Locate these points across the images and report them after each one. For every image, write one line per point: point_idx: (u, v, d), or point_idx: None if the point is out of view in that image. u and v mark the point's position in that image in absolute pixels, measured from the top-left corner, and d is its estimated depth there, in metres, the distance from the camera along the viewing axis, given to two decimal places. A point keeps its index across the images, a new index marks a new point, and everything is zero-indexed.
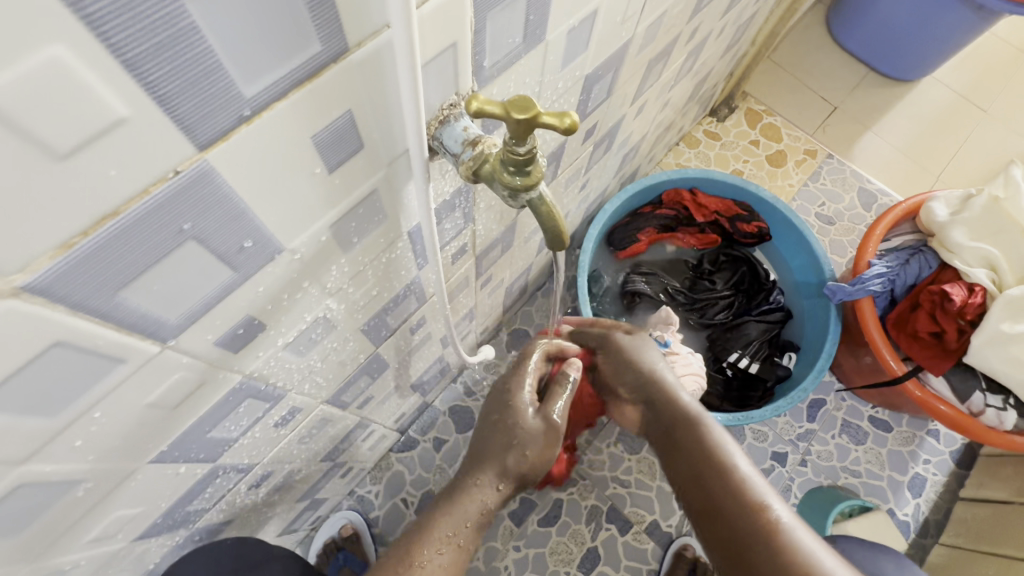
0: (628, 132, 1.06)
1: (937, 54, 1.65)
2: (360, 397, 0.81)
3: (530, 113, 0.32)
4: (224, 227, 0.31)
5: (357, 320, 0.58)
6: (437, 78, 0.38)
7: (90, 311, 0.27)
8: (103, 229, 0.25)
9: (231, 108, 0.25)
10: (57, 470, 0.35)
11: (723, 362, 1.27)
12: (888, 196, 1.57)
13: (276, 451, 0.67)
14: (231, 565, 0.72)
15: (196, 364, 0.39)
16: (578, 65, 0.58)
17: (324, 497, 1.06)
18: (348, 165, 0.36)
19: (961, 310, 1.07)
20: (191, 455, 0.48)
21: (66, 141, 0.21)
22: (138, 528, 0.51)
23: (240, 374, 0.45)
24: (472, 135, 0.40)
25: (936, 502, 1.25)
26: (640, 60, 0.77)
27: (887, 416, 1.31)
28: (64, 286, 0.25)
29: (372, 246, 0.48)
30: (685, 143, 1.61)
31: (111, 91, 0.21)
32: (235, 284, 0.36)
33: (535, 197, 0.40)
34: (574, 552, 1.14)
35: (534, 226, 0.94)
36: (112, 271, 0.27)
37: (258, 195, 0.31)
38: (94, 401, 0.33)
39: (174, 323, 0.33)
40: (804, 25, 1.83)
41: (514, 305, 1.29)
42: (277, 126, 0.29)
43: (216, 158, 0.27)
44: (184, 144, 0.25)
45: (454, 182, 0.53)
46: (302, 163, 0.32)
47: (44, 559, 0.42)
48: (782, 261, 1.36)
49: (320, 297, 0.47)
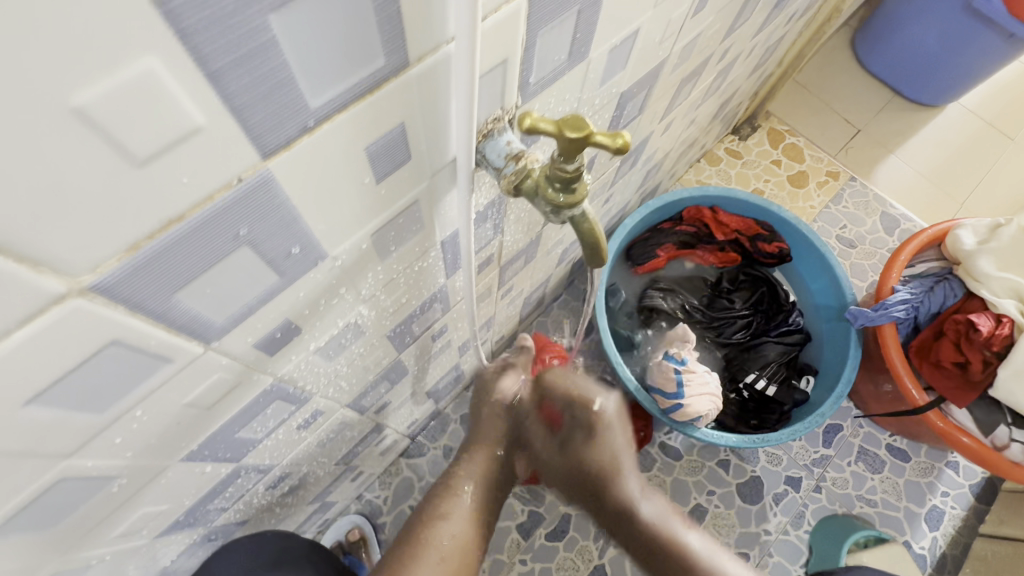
0: (653, 148, 1.06)
1: (964, 80, 1.63)
2: (379, 402, 0.81)
3: (583, 132, 0.32)
4: (276, 234, 0.31)
5: (385, 325, 0.58)
6: (487, 92, 0.38)
7: (148, 311, 0.28)
8: (169, 233, 0.25)
9: (296, 118, 0.26)
10: (97, 466, 0.35)
11: (739, 382, 1.25)
12: (911, 221, 1.55)
13: (295, 453, 0.67)
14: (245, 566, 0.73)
15: (234, 366, 0.39)
16: (615, 82, 0.58)
17: (334, 500, 1.06)
18: (395, 175, 0.37)
19: (988, 341, 1.04)
20: (218, 454, 0.48)
21: (145, 148, 0.21)
22: (161, 524, 0.51)
23: (272, 377, 0.45)
24: (515, 150, 0.40)
25: (954, 537, 1.22)
26: (673, 78, 0.78)
27: (906, 446, 1.28)
28: (128, 286, 0.26)
29: (408, 254, 0.48)
30: (707, 161, 1.61)
31: (193, 103, 0.21)
32: (279, 289, 0.36)
33: (578, 214, 0.39)
34: (581, 569, 1.13)
35: (557, 238, 0.95)
36: (171, 273, 0.27)
37: (314, 200, 0.32)
38: (137, 400, 0.33)
39: (220, 325, 0.34)
40: (828, 48, 1.83)
41: (531, 315, 1.29)
42: (338, 135, 0.29)
43: (277, 166, 0.27)
44: (251, 153, 0.25)
45: (489, 193, 0.53)
46: (355, 170, 0.33)
47: (74, 552, 0.42)
48: (801, 283, 1.35)
49: (353, 303, 0.47)
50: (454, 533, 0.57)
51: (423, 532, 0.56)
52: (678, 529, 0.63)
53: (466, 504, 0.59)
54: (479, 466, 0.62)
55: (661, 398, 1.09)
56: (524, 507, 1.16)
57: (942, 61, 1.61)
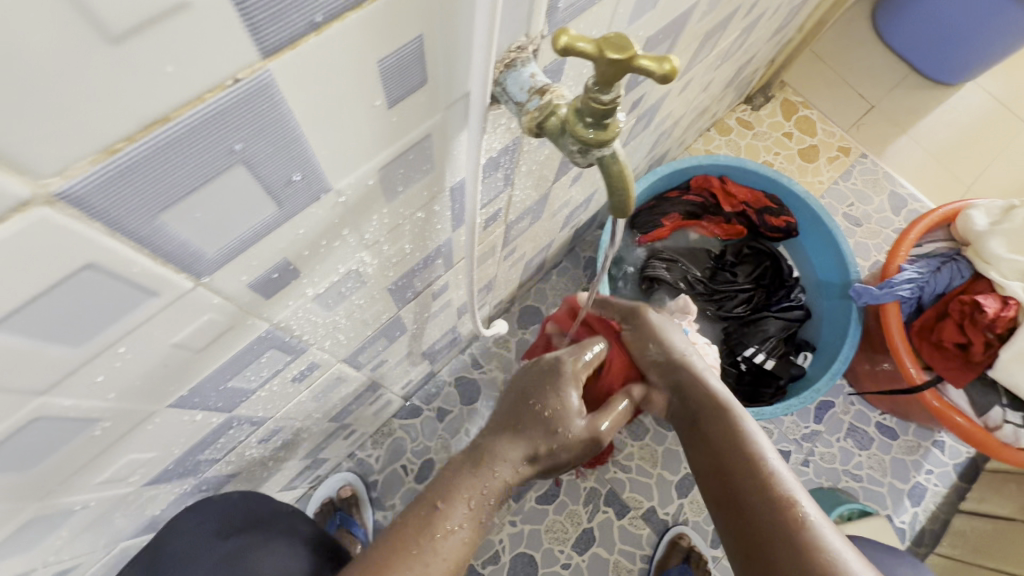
0: (668, 109, 1.02)
1: (985, 57, 1.58)
2: (375, 359, 0.79)
3: (627, 54, 0.28)
4: (274, 157, 0.28)
5: (387, 277, 0.55)
6: (513, 13, 0.34)
7: (129, 233, 0.25)
8: (152, 136, 0.22)
9: (303, 10, 0.22)
10: (77, 406, 0.33)
11: (737, 355, 1.24)
12: (918, 201, 1.52)
13: (288, 407, 0.65)
14: (217, 528, 0.67)
15: (227, 307, 0.36)
16: (643, 24, 0.54)
17: (326, 457, 1.05)
18: (409, 101, 0.33)
19: (992, 323, 1.03)
20: (209, 403, 0.46)
21: (122, 20, 0.18)
22: (150, 473, 0.49)
23: (267, 323, 0.43)
24: (540, 83, 0.37)
25: (934, 512, 1.24)
26: (697, 30, 0.73)
27: (894, 424, 1.29)
28: (103, 199, 0.22)
29: (415, 198, 0.45)
30: (717, 130, 1.56)
31: None
32: (277, 223, 0.33)
33: (607, 154, 0.36)
34: (570, 532, 1.14)
35: (564, 199, 0.91)
36: (154, 190, 0.24)
37: (317, 119, 0.28)
38: (120, 335, 0.30)
39: (212, 258, 0.31)
40: (848, 18, 1.76)
41: (531, 281, 1.26)
42: (349, 39, 0.25)
43: (279, 70, 0.24)
44: (248, 46, 0.22)
45: (503, 138, 0.49)
46: (365, 89, 0.29)
47: (56, 497, 0.40)
48: (805, 259, 1.33)
49: (355, 249, 0.44)
50: (463, 541, 0.48)
51: (414, 554, 0.46)
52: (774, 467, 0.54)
53: (484, 512, 0.50)
54: (498, 479, 0.51)
55: None
56: (516, 471, 1.17)
57: (966, 36, 1.55)
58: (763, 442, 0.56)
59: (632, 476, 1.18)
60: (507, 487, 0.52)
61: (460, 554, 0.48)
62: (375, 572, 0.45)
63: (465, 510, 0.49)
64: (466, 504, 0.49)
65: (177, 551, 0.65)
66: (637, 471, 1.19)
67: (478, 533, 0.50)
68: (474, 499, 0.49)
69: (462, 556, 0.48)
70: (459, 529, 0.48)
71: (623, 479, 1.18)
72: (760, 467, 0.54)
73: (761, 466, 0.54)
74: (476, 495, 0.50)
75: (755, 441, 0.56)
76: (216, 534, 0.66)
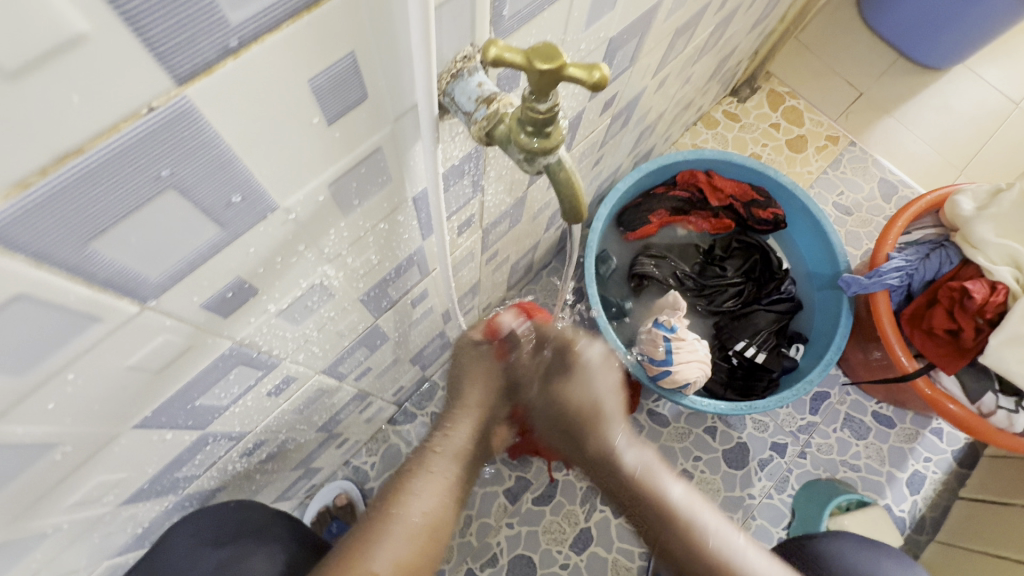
0: (646, 106, 1.01)
1: (972, 40, 1.57)
2: (359, 368, 0.79)
3: (557, 63, 0.28)
4: (208, 178, 0.28)
5: (357, 288, 0.55)
6: (452, 23, 0.34)
7: (58, 263, 0.25)
8: (67, 169, 0.22)
9: (214, 36, 0.22)
10: (31, 433, 0.33)
11: (729, 350, 1.24)
12: (909, 187, 1.52)
13: (270, 420, 0.65)
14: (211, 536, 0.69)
15: (181, 328, 0.36)
16: (603, 25, 0.54)
17: (320, 466, 1.05)
18: (351, 116, 0.33)
19: (981, 308, 1.03)
20: (178, 422, 0.46)
21: (14, 58, 0.18)
22: (125, 492, 0.50)
23: (231, 341, 0.43)
24: (487, 92, 0.36)
25: (934, 499, 1.24)
26: (667, 28, 0.72)
27: (891, 412, 1.28)
28: (22, 231, 0.22)
29: (375, 210, 0.45)
30: (703, 124, 1.55)
31: (71, 4, 0.18)
32: (223, 243, 0.33)
33: (554, 162, 0.36)
34: (567, 532, 1.14)
35: (544, 201, 0.91)
36: (79, 218, 0.24)
37: (250, 140, 0.28)
38: (65, 362, 0.30)
39: (155, 282, 0.31)
40: (832, 7, 1.75)
41: (520, 283, 1.26)
42: (272, 62, 0.25)
43: (198, 96, 0.24)
44: (158, 75, 0.22)
45: (464, 146, 0.49)
46: (299, 108, 0.29)
47: (27, 521, 0.41)
48: (795, 250, 1.32)
49: (316, 263, 0.44)
50: (425, 510, 0.55)
51: (391, 512, 0.54)
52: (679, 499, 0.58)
53: (442, 480, 0.56)
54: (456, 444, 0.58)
55: (649, 365, 1.08)
56: (512, 472, 1.17)
57: (951, 19, 1.54)
58: (666, 476, 0.59)
59: None
60: (465, 448, 0.59)
61: (433, 508, 0.55)
62: (356, 543, 0.53)
63: (425, 479, 0.56)
64: (421, 475, 0.56)
65: (170, 565, 0.67)
66: None
67: (448, 489, 0.56)
68: (430, 470, 0.56)
69: (433, 512, 0.55)
70: (419, 498, 0.55)
71: None
72: (672, 509, 0.57)
73: (673, 508, 0.57)
74: (434, 465, 0.56)
75: (657, 479, 0.58)
76: (210, 542, 0.69)
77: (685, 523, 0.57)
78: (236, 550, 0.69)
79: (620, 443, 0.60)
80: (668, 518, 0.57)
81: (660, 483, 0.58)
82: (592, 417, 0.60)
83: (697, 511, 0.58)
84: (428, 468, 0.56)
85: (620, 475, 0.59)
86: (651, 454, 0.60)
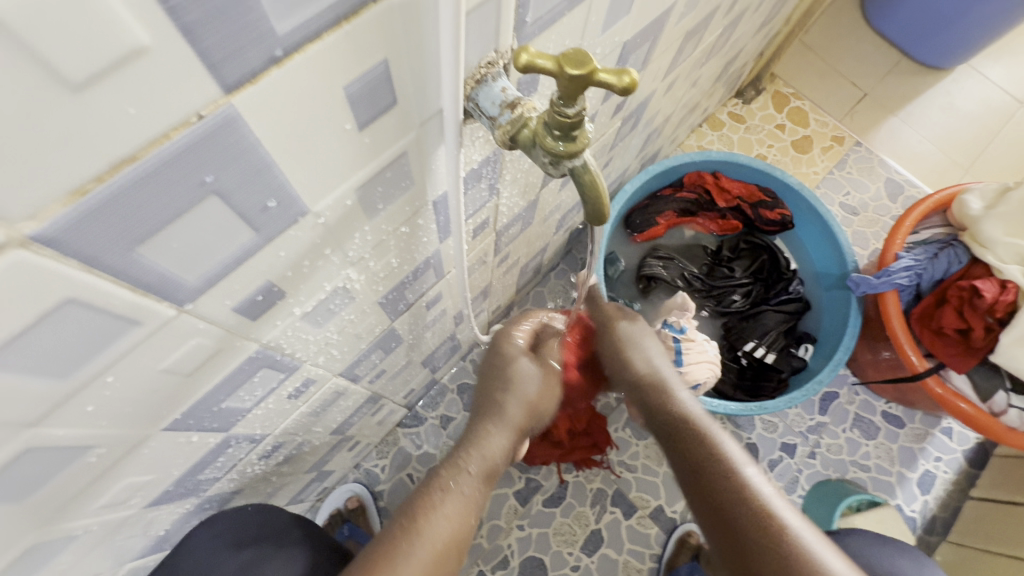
0: (655, 109, 1.02)
1: (976, 40, 1.57)
2: (374, 371, 0.79)
3: (587, 69, 0.29)
4: (247, 184, 0.29)
5: (376, 291, 0.56)
6: (479, 30, 0.35)
7: (105, 268, 0.25)
8: (120, 176, 0.22)
9: (261, 45, 0.23)
10: (69, 435, 0.34)
11: (738, 350, 1.24)
12: (915, 187, 1.52)
13: (287, 422, 0.66)
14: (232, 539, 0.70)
15: (213, 331, 0.37)
16: (618, 30, 0.54)
17: (331, 469, 1.05)
18: (381, 122, 0.34)
19: (991, 307, 1.03)
20: (204, 424, 0.47)
21: (79, 70, 0.18)
22: (150, 495, 0.50)
23: (257, 344, 0.43)
24: (511, 97, 0.37)
25: (944, 500, 1.24)
26: (677, 31, 0.73)
27: (901, 412, 1.28)
28: (76, 237, 0.23)
29: (397, 214, 0.45)
30: (708, 125, 1.56)
31: (135, 16, 0.18)
32: (256, 248, 0.33)
33: (579, 165, 0.36)
34: (578, 534, 1.14)
35: (555, 204, 0.92)
36: (128, 224, 0.24)
37: (286, 148, 0.29)
38: (105, 365, 0.31)
39: (192, 286, 0.31)
40: (836, 8, 1.76)
41: (528, 285, 1.27)
42: (311, 71, 0.26)
43: (243, 104, 0.24)
44: (209, 85, 0.22)
45: (483, 150, 0.50)
46: (333, 114, 0.30)
47: (57, 523, 0.41)
48: (803, 251, 1.33)
49: (340, 267, 0.45)
50: (448, 523, 0.53)
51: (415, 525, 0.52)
52: (749, 474, 0.56)
53: (465, 496, 0.55)
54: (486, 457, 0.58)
55: None
56: (522, 474, 1.17)
57: (955, 20, 1.55)
58: (737, 451, 0.58)
59: (638, 475, 1.18)
60: (491, 466, 0.59)
61: (455, 531, 0.53)
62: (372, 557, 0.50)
63: (448, 493, 0.54)
64: (451, 492, 0.55)
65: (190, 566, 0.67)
66: (643, 470, 1.19)
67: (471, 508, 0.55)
68: (457, 485, 0.55)
69: (456, 533, 0.53)
70: (444, 513, 0.53)
71: (629, 479, 1.18)
72: (732, 470, 0.56)
73: (733, 468, 0.56)
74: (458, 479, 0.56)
75: (723, 447, 0.58)
76: (231, 545, 0.70)
77: (750, 493, 0.55)
78: (255, 554, 0.71)
79: (690, 410, 0.63)
80: (734, 486, 0.55)
81: (729, 453, 0.58)
82: (657, 383, 0.66)
83: (762, 484, 0.55)
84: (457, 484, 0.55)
85: (688, 443, 0.60)
86: (718, 425, 0.61)
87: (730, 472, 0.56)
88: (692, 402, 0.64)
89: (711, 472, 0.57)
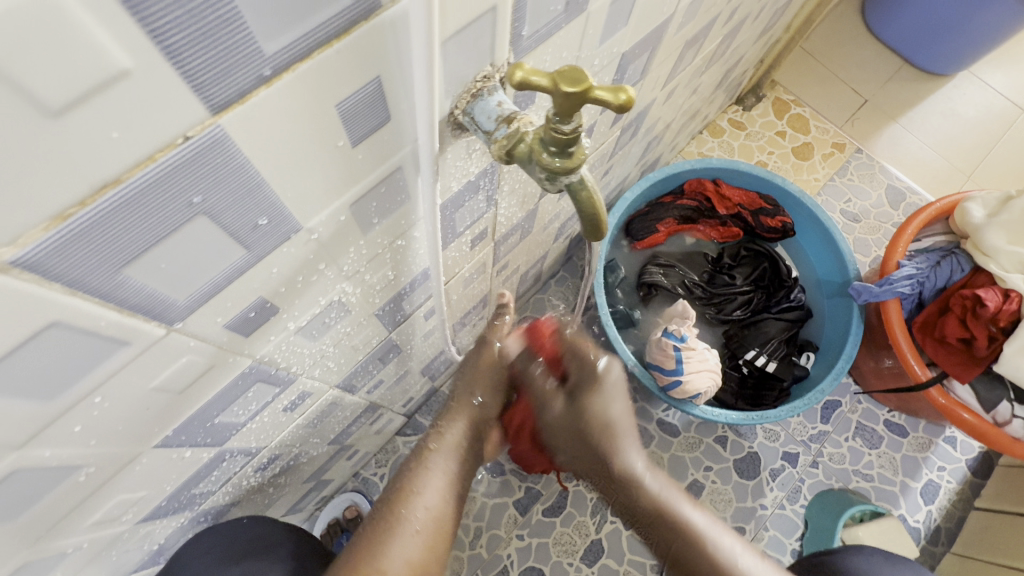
0: (655, 116, 1.02)
1: (977, 47, 1.57)
2: (371, 381, 0.79)
3: (582, 86, 0.29)
4: (237, 203, 0.28)
5: (373, 303, 0.55)
6: (474, 45, 0.34)
7: (91, 290, 0.25)
8: (104, 200, 0.22)
9: (248, 66, 0.22)
10: (58, 455, 0.33)
11: (739, 359, 1.23)
12: (917, 194, 1.51)
13: (283, 434, 0.65)
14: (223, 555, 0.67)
15: (205, 348, 0.36)
16: (617, 41, 0.54)
17: (329, 478, 1.05)
18: (374, 138, 0.33)
19: (994, 316, 1.02)
20: (197, 439, 0.46)
21: (59, 95, 0.18)
22: (143, 510, 0.50)
23: (251, 358, 0.43)
24: (507, 111, 0.37)
25: (948, 510, 1.22)
26: (677, 40, 0.73)
27: (904, 421, 1.27)
28: (60, 261, 0.22)
29: (393, 227, 0.45)
30: (709, 132, 1.55)
31: (117, 39, 0.18)
32: (248, 265, 0.33)
33: (575, 181, 0.36)
34: (578, 544, 1.13)
35: (555, 212, 0.91)
36: (114, 247, 0.24)
37: (277, 167, 0.28)
38: (93, 386, 0.30)
39: (182, 305, 0.31)
40: (836, 15, 1.76)
41: (528, 292, 1.26)
42: (302, 90, 0.26)
43: (231, 124, 0.24)
44: (195, 106, 0.22)
45: (480, 162, 0.50)
46: (325, 132, 0.29)
47: (48, 541, 0.41)
48: (804, 258, 1.32)
49: (336, 280, 0.44)
50: (429, 504, 0.53)
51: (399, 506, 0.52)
52: (690, 517, 0.56)
53: (444, 474, 0.55)
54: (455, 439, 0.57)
55: (659, 374, 1.07)
56: (522, 483, 1.16)
57: (955, 26, 1.54)
58: (673, 494, 0.57)
59: None
60: (465, 444, 0.57)
61: (441, 510, 0.53)
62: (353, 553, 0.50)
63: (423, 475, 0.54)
64: (430, 479, 0.53)
65: None
66: None
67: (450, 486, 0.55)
68: (435, 464, 0.55)
69: (440, 511, 0.53)
70: (423, 494, 0.53)
71: None
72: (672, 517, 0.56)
73: (673, 515, 0.56)
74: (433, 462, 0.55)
75: (664, 494, 0.57)
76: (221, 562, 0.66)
77: (694, 537, 0.55)
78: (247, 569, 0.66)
79: (630, 459, 0.59)
80: (673, 534, 0.56)
81: (665, 501, 0.57)
82: (605, 431, 0.59)
83: (700, 523, 0.56)
84: (431, 463, 0.55)
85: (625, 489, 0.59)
86: (655, 474, 0.58)
87: (675, 522, 0.56)
88: (633, 449, 0.59)
89: (653, 521, 0.57)
